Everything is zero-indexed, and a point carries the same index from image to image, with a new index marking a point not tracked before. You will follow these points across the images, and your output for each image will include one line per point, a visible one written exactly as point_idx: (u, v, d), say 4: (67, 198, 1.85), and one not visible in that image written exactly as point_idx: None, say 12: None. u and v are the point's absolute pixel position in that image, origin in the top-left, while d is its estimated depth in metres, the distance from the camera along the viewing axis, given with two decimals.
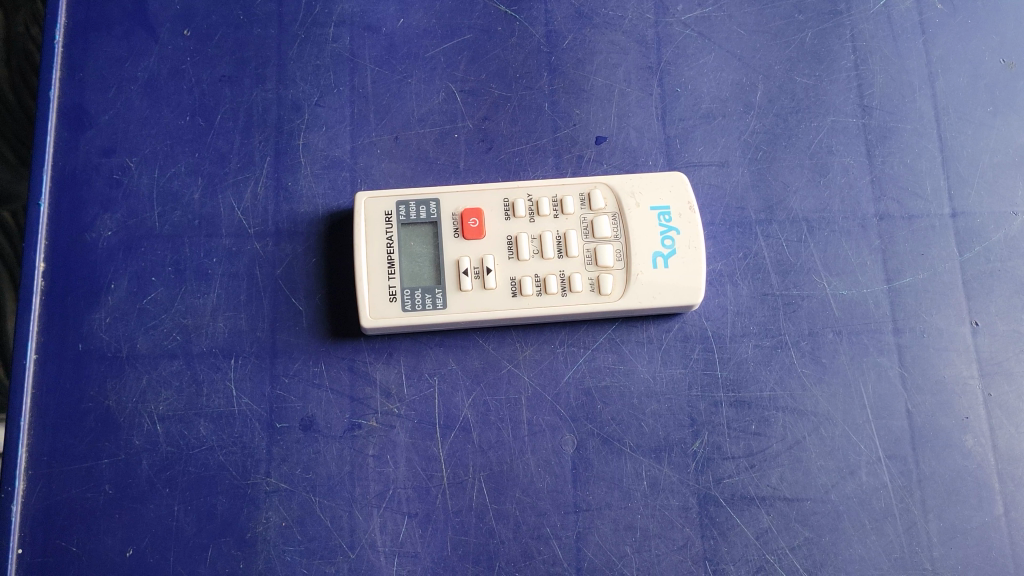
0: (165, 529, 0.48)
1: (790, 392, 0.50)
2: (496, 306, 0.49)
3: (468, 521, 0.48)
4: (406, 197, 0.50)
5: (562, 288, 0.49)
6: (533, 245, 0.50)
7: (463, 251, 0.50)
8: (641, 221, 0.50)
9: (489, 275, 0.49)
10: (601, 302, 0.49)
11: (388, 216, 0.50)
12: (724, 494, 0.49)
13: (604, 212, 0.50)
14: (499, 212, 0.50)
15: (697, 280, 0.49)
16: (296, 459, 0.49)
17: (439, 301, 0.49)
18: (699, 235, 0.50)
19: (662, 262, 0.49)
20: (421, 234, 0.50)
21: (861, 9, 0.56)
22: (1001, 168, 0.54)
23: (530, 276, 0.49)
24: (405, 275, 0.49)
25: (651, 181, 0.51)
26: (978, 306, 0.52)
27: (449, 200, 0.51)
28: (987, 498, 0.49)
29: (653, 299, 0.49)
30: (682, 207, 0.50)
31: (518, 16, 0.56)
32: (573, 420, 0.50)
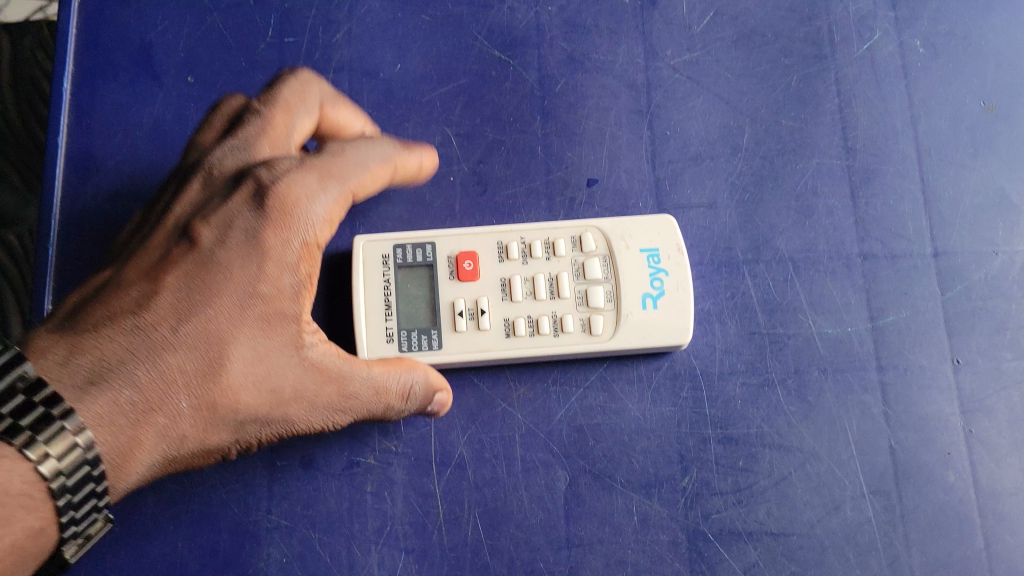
0: (169, 565, 0.49)
1: (777, 429, 0.52)
2: (491, 346, 0.50)
3: (463, 556, 0.50)
4: (403, 240, 0.52)
5: (554, 328, 0.51)
6: (526, 287, 0.51)
7: (458, 292, 0.51)
8: (631, 263, 0.52)
9: (484, 316, 0.50)
10: (592, 342, 0.51)
11: (385, 259, 0.51)
12: (713, 529, 0.50)
13: (595, 254, 0.52)
14: (493, 255, 0.52)
15: (686, 320, 0.50)
16: (296, 497, 0.50)
17: (435, 342, 0.50)
18: (688, 276, 0.51)
19: (651, 302, 0.51)
20: (417, 276, 0.52)
21: (845, 53, 0.58)
22: (981, 209, 0.55)
23: (524, 317, 0.51)
24: (402, 316, 0.51)
25: (641, 223, 0.52)
26: (960, 344, 0.53)
27: (445, 243, 0.52)
28: (968, 533, 0.50)
29: (642, 339, 0.50)
30: (672, 248, 0.52)
31: (511, 61, 0.58)
32: (565, 457, 0.51)
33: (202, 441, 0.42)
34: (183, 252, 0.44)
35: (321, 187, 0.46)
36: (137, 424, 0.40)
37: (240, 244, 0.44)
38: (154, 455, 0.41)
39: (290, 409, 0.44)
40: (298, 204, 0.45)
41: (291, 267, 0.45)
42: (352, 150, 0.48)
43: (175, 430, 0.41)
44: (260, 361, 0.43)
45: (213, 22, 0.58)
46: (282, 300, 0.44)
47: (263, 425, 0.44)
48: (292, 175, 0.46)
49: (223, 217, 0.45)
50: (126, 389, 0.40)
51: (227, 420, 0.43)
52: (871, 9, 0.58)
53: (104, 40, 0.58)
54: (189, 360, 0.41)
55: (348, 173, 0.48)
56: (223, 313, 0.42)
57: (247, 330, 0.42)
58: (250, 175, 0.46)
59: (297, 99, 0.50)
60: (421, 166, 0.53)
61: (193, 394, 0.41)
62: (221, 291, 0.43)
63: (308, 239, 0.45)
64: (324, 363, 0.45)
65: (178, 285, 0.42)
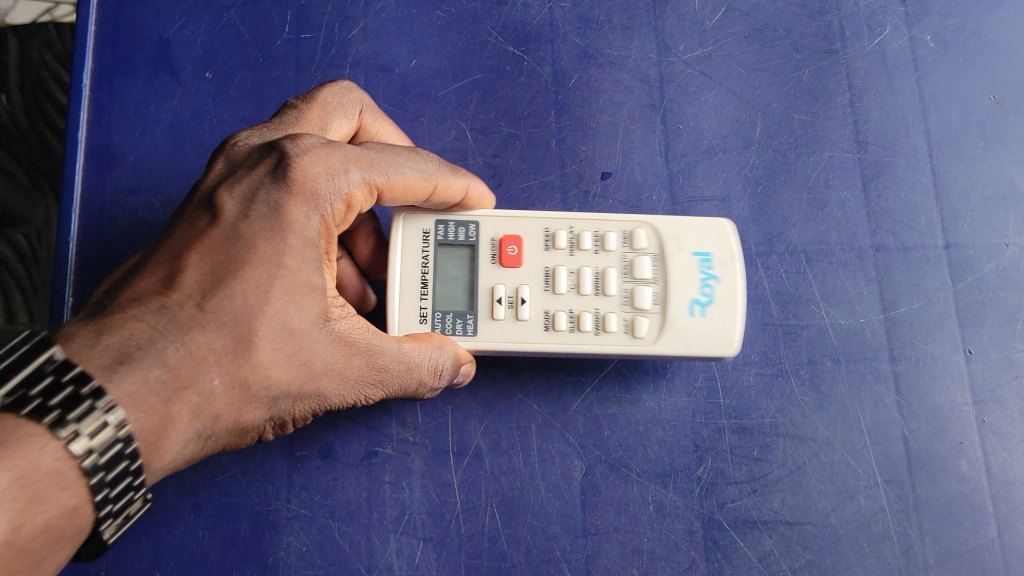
0: (189, 554, 0.50)
1: (791, 419, 0.52)
2: (526, 337, 0.49)
3: (481, 545, 0.50)
4: (446, 216, 0.50)
5: (595, 327, 0.49)
6: (571, 279, 0.50)
7: (499, 277, 0.50)
8: (684, 265, 0.50)
9: (523, 307, 0.49)
10: (633, 346, 0.49)
11: (426, 235, 0.50)
12: (728, 518, 0.51)
13: (645, 253, 0.50)
14: (539, 242, 0.50)
15: (734, 330, 0.48)
16: (315, 486, 0.51)
17: (469, 327, 0.49)
18: (740, 285, 0.49)
19: (700, 310, 0.49)
20: (456, 257, 0.50)
21: (856, 48, 0.58)
22: (992, 202, 0.56)
23: (565, 311, 0.49)
24: (437, 296, 0.49)
25: (697, 224, 0.50)
26: (971, 335, 0.54)
27: (490, 225, 0.51)
28: (981, 522, 0.51)
29: (688, 348, 0.48)
30: (728, 255, 0.49)
31: (525, 56, 0.58)
32: (581, 447, 0.52)
33: (236, 422, 0.38)
34: (205, 226, 0.39)
35: (354, 161, 0.42)
36: (167, 403, 0.34)
37: (265, 213, 0.39)
38: (189, 438, 0.36)
39: (322, 383, 0.40)
40: (322, 176, 0.41)
41: (317, 240, 0.40)
42: (388, 148, 0.45)
43: (208, 409, 0.36)
44: (296, 334, 0.38)
45: (230, 18, 0.59)
46: (315, 270, 0.40)
47: (293, 402, 0.40)
48: (314, 149, 0.42)
49: (247, 188, 0.40)
50: (153, 367, 0.34)
51: (263, 399, 0.38)
52: (881, 4, 0.59)
53: (123, 36, 0.58)
54: (219, 338, 0.36)
55: (383, 162, 0.44)
56: (255, 283, 0.38)
57: (282, 297, 0.38)
58: (269, 149, 0.42)
59: (330, 104, 0.49)
60: (478, 197, 0.50)
61: (226, 371, 0.36)
62: (252, 260, 0.38)
63: (332, 211, 0.41)
64: (353, 336, 0.41)
65: (205, 258, 0.38)
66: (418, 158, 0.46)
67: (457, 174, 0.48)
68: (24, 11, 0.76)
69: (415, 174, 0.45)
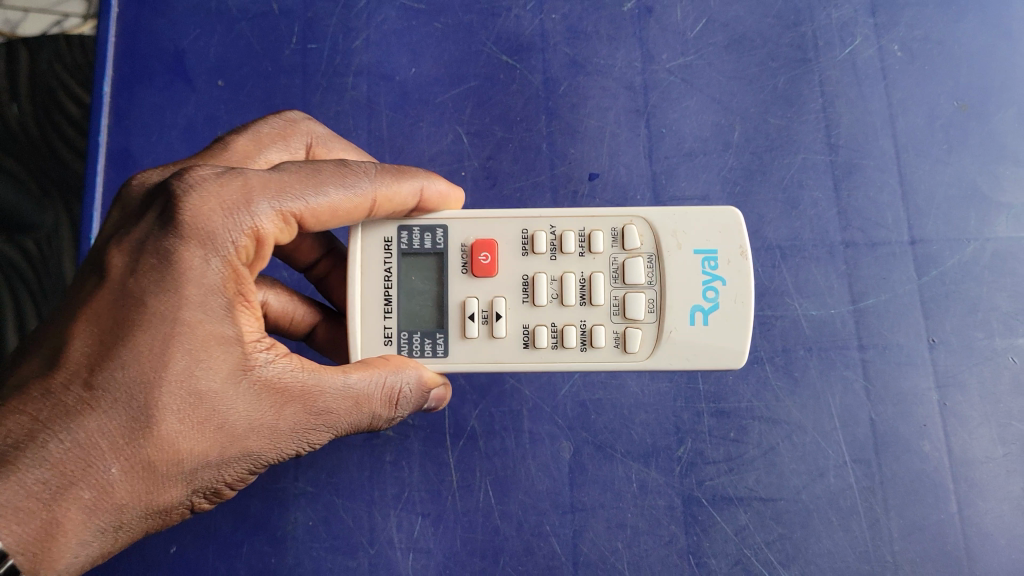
0: (203, 528, 0.53)
1: (765, 403, 0.56)
2: (504, 356, 0.47)
3: (475, 520, 0.54)
4: (409, 222, 0.48)
5: (581, 342, 0.47)
6: (553, 288, 0.48)
7: (471, 290, 0.48)
8: (682, 265, 0.47)
9: (500, 322, 0.47)
10: (626, 360, 0.47)
11: (388, 245, 0.47)
12: (706, 495, 0.55)
13: (639, 253, 0.48)
14: (515, 247, 0.48)
15: (739, 337, 0.46)
16: (321, 465, 0.54)
17: (440, 348, 0.47)
18: (746, 286, 0.47)
19: (702, 317, 0.47)
20: (423, 267, 0.48)
21: (828, 57, 0.62)
22: (955, 201, 0.59)
23: (547, 325, 0.47)
24: (403, 314, 0.47)
25: (699, 219, 0.47)
26: (935, 325, 0.57)
27: (459, 230, 0.48)
28: (942, 498, 0.54)
29: (687, 360, 0.47)
30: (732, 253, 0.47)
31: (518, 65, 0.62)
32: (569, 429, 0.56)
33: (147, 505, 0.34)
34: (92, 288, 0.35)
35: (260, 189, 0.37)
36: (56, 501, 0.31)
37: (155, 262, 0.35)
38: (90, 536, 0.33)
39: (249, 442, 0.36)
40: (219, 211, 0.36)
41: (223, 285, 0.35)
42: (313, 168, 0.41)
43: (110, 499, 0.33)
44: (204, 398, 0.34)
45: (241, 30, 0.63)
46: (224, 318, 0.35)
47: (219, 469, 0.36)
48: (209, 182, 0.36)
49: (133, 237, 0.35)
50: (34, 468, 0.31)
51: (176, 475, 0.35)
52: (852, 15, 0.62)
53: (141, 47, 0.62)
54: (111, 420, 0.33)
55: (299, 185, 0.39)
56: (149, 347, 0.34)
57: (184, 358, 0.34)
58: (159, 189, 0.37)
59: (268, 136, 0.49)
60: (439, 198, 0.48)
61: (124, 456, 0.33)
62: (144, 320, 0.34)
63: (237, 249, 0.36)
64: (281, 381, 0.37)
65: (91, 325, 0.34)
66: (351, 175, 0.42)
67: (403, 179, 0.45)
68: (34, 24, 0.80)
69: (349, 195, 0.42)
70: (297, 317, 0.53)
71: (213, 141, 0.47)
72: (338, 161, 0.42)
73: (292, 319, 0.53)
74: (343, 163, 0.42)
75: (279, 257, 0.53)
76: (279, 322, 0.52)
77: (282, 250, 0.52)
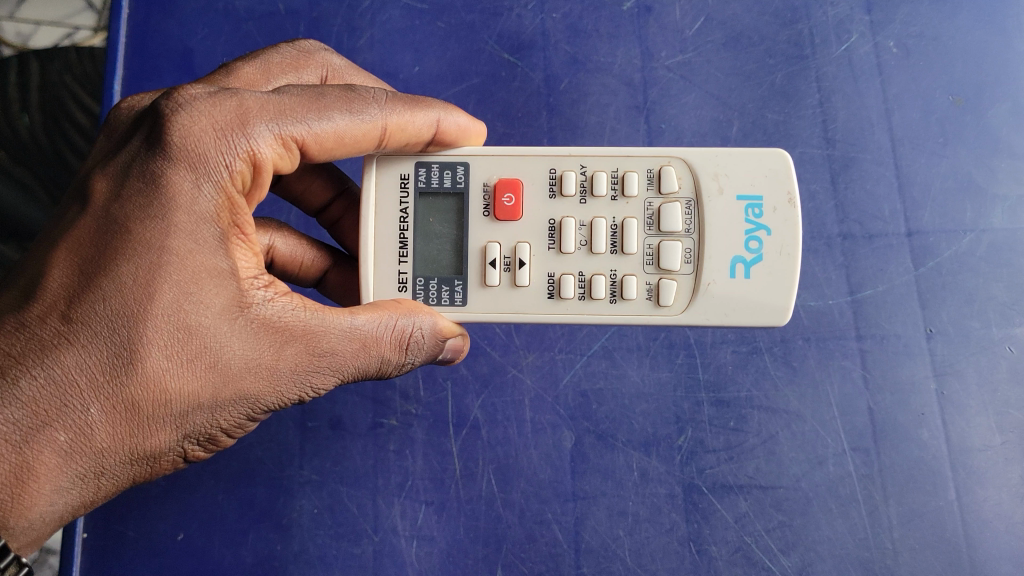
0: (211, 515, 0.55)
1: (764, 392, 0.57)
2: (527, 307, 0.47)
3: (478, 508, 0.55)
4: (427, 159, 0.47)
5: (611, 292, 0.46)
6: (582, 235, 0.47)
7: (493, 234, 0.47)
8: (722, 210, 0.46)
9: (523, 271, 0.47)
10: (659, 313, 0.46)
11: (405, 182, 0.47)
12: (706, 483, 0.55)
13: (676, 197, 0.47)
14: (541, 190, 0.47)
15: (783, 293, 0.45)
16: (326, 454, 0.56)
17: (458, 297, 0.47)
18: (791, 236, 0.46)
19: (743, 269, 0.46)
20: (442, 209, 0.48)
21: (824, 53, 0.62)
22: (951, 192, 0.59)
23: (575, 274, 0.47)
24: (420, 260, 0.47)
25: (744, 162, 0.46)
26: (932, 315, 0.57)
27: (482, 169, 0.48)
28: (941, 485, 0.55)
29: (725, 315, 0.46)
30: (779, 199, 0.46)
31: (520, 63, 0.63)
32: (571, 418, 0.56)
33: (131, 448, 0.35)
34: (79, 216, 0.36)
35: (257, 111, 0.38)
36: (28, 443, 0.33)
37: (143, 190, 0.35)
38: (67, 482, 0.34)
39: (245, 383, 0.36)
40: (210, 132, 0.36)
41: (214, 214, 0.36)
42: (316, 92, 0.41)
43: (87, 441, 0.34)
44: (193, 333, 0.35)
45: (248, 30, 0.65)
46: (216, 250, 0.36)
47: (213, 413, 0.36)
48: (201, 101, 0.37)
49: (122, 165, 0.36)
50: (7, 406, 0.32)
51: (163, 417, 0.35)
52: (848, 13, 0.63)
53: (151, 48, 0.64)
54: (88, 355, 0.34)
55: (300, 110, 0.39)
56: (132, 280, 0.34)
57: (170, 292, 0.35)
58: (150, 112, 0.38)
59: (278, 65, 0.49)
60: (459, 131, 0.47)
61: (102, 396, 0.34)
62: (129, 249, 0.34)
63: (230, 175, 0.37)
64: (279, 320, 0.37)
65: (74, 254, 0.35)
66: (357, 101, 0.42)
67: (417, 109, 0.44)
68: (45, 37, 0.76)
69: (355, 121, 0.42)
70: (305, 262, 0.55)
71: (219, 68, 0.47)
72: (345, 86, 0.42)
73: (301, 264, 0.55)
74: (351, 88, 0.42)
75: (291, 200, 0.56)
76: (287, 267, 0.54)
77: (291, 191, 0.55)
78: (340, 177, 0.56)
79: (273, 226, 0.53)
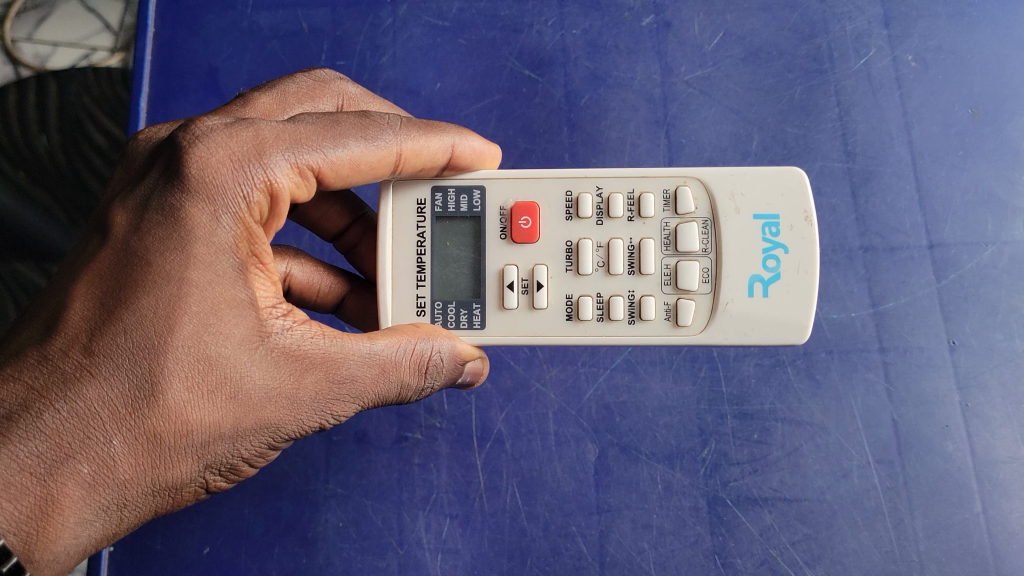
0: (238, 528, 0.56)
1: (788, 405, 0.57)
2: (546, 328, 0.47)
3: (502, 522, 0.55)
4: (443, 183, 0.48)
5: (630, 313, 0.47)
6: (599, 257, 0.47)
7: (511, 256, 0.48)
8: (739, 229, 0.46)
9: (541, 293, 0.47)
10: (678, 333, 0.47)
11: (421, 206, 0.48)
12: (731, 496, 0.55)
13: (692, 217, 0.47)
14: (557, 212, 0.48)
15: (803, 312, 0.46)
16: (350, 468, 0.56)
17: (477, 320, 0.47)
18: (810, 254, 0.46)
19: (761, 289, 0.46)
20: (460, 233, 0.48)
21: (843, 68, 0.63)
22: (972, 205, 0.59)
23: (592, 296, 0.47)
24: (438, 283, 0.48)
25: (760, 181, 0.47)
26: (955, 327, 0.57)
27: (498, 192, 0.48)
28: (967, 498, 0.55)
29: (745, 335, 0.46)
30: (795, 218, 0.46)
31: (541, 79, 0.64)
32: (594, 431, 0.57)
33: (153, 480, 0.35)
34: (99, 247, 0.36)
35: (272, 141, 0.38)
36: (52, 476, 0.33)
37: (163, 222, 0.36)
38: (91, 515, 0.34)
39: (266, 413, 0.37)
40: (228, 164, 0.37)
41: (234, 245, 0.36)
42: (331, 120, 0.41)
43: (110, 473, 0.34)
44: (214, 364, 0.35)
45: (272, 48, 0.65)
46: (236, 280, 0.36)
47: (235, 442, 0.36)
48: (218, 132, 0.37)
49: (141, 198, 0.37)
50: (30, 439, 0.32)
51: (185, 448, 0.35)
52: (867, 28, 0.63)
53: (176, 67, 0.65)
54: (110, 388, 0.34)
55: (316, 138, 0.40)
56: (153, 311, 0.34)
57: (190, 323, 0.35)
58: (167, 144, 0.38)
59: (295, 95, 0.49)
60: (474, 154, 0.47)
61: (125, 428, 0.34)
62: (150, 281, 0.35)
63: (248, 206, 0.37)
64: (300, 348, 0.37)
65: (94, 288, 0.35)
66: (372, 127, 0.42)
67: (432, 134, 0.45)
68: (64, 57, 0.77)
69: (370, 147, 0.42)
70: (323, 288, 0.55)
71: (236, 97, 0.47)
72: (359, 114, 0.42)
73: (319, 290, 0.55)
74: (366, 115, 0.42)
75: (308, 226, 0.57)
76: (306, 294, 0.55)
77: (308, 218, 0.56)
78: (356, 204, 0.56)
79: (290, 253, 0.53)
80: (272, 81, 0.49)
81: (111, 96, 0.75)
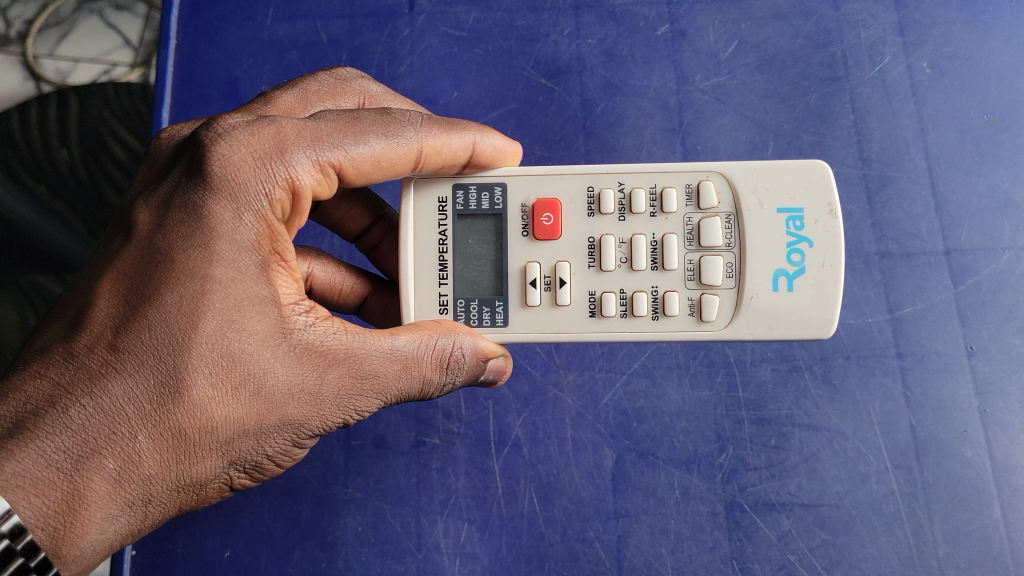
0: (258, 532, 0.56)
1: (805, 410, 0.57)
2: (569, 325, 0.47)
3: (520, 526, 0.56)
4: (464, 181, 0.48)
5: (653, 310, 0.47)
6: (622, 253, 0.47)
7: (533, 254, 0.48)
8: (763, 223, 0.47)
9: (565, 290, 0.47)
10: (702, 329, 0.47)
11: (442, 205, 0.48)
12: (749, 501, 0.55)
13: (715, 212, 0.47)
14: (579, 210, 0.48)
15: (828, 307, 0.46)
16: (369, 472, 0.57)
17: (500, 317, 0.48)
18: (836, 248, 0.46)
19: (785, 283, 0.46)
20: (481, 230, 0.49)
21: (858, 75, 0.63)
22: (988, 211, 0.59)
23: (615, 292, 0.47)
24: (460, 282, 0.48)
25: (783, 175, 0.47)
26: (973, 332, 0.57)
27: (519, 190, 0.48)
28: (986, 503, 0.54)
29: (770, 330, 0.46)
30: (821, 212, 0.46)
31: (556, 88, 0.64)
32: (612, 437, 0.57)
33: (177, 476, 0.35)
34: (123, 246, 0.37)
35: (294, 138, 0.39)
36: (78, 471, 0.33)
37: (186, 219, 0.36)
38: (116, 510, 0.34)
39: (289, 409, 0.37)
40: (251, 162, 0.37)
41: (256, 242, 0.37)
42: (352, 118, 0.42)
43: (135, 469, 0.34)
44: (237, 360, 0.36)
45: (292, 59, 0.66)
46: (259, 278, 0.37)
47: (258, 439, 0.37)
48: (240, 130, 0.38)
49: (165, 196, 0.37)
50: (57, 435, 0.33)
51: (209, 444, 0.36)
52: (881, 35, 0.64)
53: (197, 78, 0.66)
54: (135, 383, 0.34)
55: (337, 135, 0.40)
56: (177, 308, 0.35)
57: (214, 320, 0.35)
58: (190, 143, 0.39)
59: (316, 93, 0.50)
60: (495, 152, 0.47)
61: (149, 423, 0.34)
62: (174, 278, 0.35)
63: (270, 203, 0.37)
64: (323, 344, 0.38)
65: (119, 285, 0.36)
66: (393, 125, 0.43)
67: (452, 132, 0.45)
68: (84, 73, 0.80)
69: (390, 145, 0.42)
70: (344, 289, 0.55)
71: (258, 96, 0.48)
72: (380, 111, 0.43)
73: (340, 291, 0.55)
74: (387, 113, 0.43)
75: (330, 226, 0.58)
76: (327, 294, 0.55)
77: (330, 217, 0.57)
78: (377, 203, 0.57)
79: (312, 253, 0.54)
80: (292, 80, 0.50)
81: (130, 110, 0.76)
